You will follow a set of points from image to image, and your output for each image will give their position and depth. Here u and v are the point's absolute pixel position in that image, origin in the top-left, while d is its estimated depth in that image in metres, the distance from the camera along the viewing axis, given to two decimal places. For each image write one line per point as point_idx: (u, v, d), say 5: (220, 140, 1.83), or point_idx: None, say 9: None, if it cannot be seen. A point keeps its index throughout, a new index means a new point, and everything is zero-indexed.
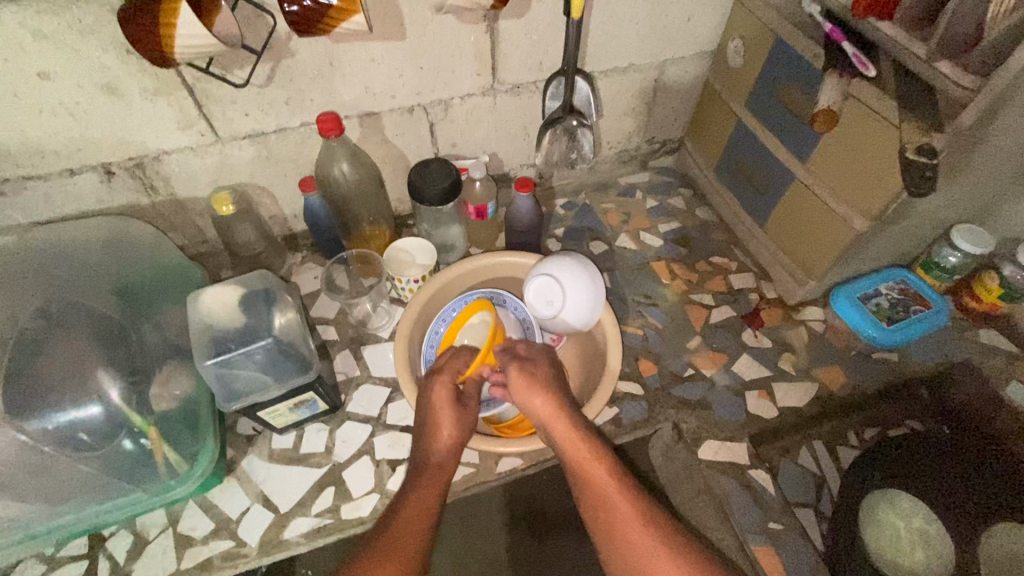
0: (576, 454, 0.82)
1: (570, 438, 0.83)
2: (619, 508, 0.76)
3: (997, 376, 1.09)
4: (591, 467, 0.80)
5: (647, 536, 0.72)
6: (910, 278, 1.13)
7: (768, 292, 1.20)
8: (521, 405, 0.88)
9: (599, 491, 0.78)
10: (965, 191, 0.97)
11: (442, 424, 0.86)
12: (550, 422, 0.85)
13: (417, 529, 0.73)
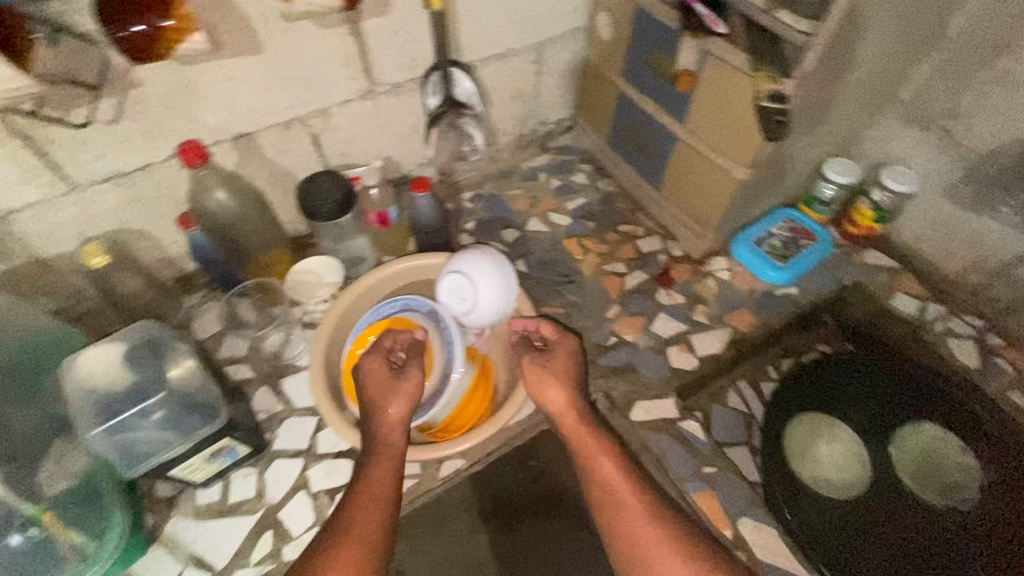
0: (590, 447, 0.83)
1: (580, 430, 0.86)
2: (625, 503, 0.76)
3: (884, 291, 1.19)
4: (597, 459, 0.81)
5: (649, 522, 0.74)
6: (796, 216, 1.21)
7: (675, 251, 1.25)
8: (533, 395, 0.90)
9: (609, 482, 0.79)
10: (826, 127, 1.06)
11: (395, 407, 0.84)
12: (561, 412, 0.88)
13: (374, 518, 0.72)
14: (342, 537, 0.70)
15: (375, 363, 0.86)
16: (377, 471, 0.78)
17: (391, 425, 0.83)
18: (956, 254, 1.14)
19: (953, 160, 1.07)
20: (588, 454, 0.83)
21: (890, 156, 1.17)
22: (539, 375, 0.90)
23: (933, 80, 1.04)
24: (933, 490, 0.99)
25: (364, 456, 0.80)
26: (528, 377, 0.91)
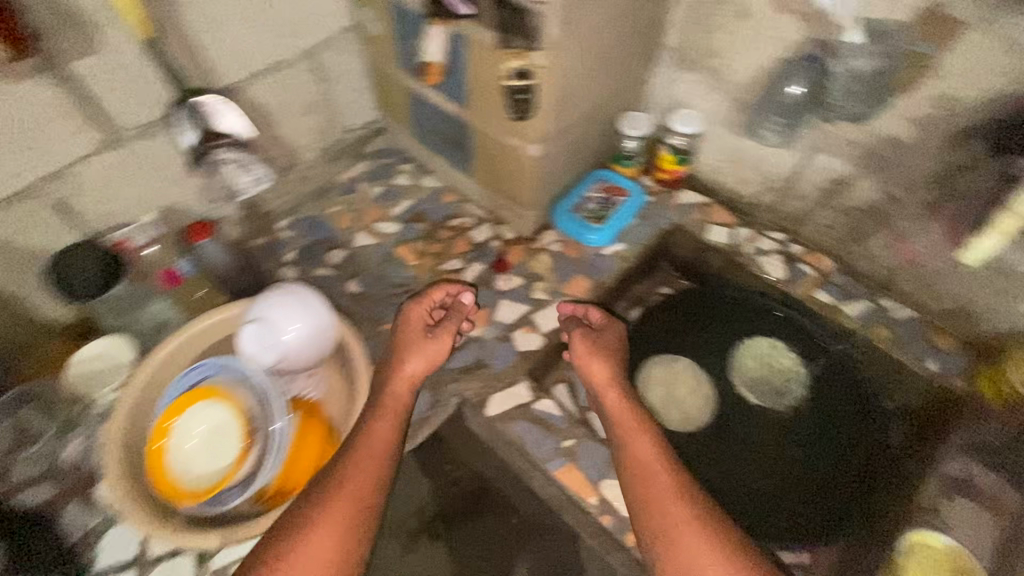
0: (629, 424, 0.86)
1: (625, 409, 0.88)
2: (655, 476, 0.79)
3: (700, 227, 1.26)
4: (637, 435, 0.84)
5: (676, 499, 0.76)
6: (607, 176, 1.28)
7: (507, 235, 1.26)
8: (576, 359, 0.96)
9: (640, 457, 0.82)
10: (605, 87, 1.09)
11: (407, 369, 0.89)
12: (609, 391, 0.91)
13: (365, 483, 0.76)
14: (330, 495, 0.74)
15: (414, 312, 0.97)
16: (367, 438, 0.81)
17: (398, 396, 0.87)
18: (749, 179, 1.23)
19: (722, 94, 1.14)
20: (633, 429, 0.85)
21: (675, 100, 1.22)
22: (604, 351, 0.96)
23: (687, 23, 1.10)
24: (765, 395, 1.12)
25: (365, 413, 0.85)
26: (574, 350, 0.96)
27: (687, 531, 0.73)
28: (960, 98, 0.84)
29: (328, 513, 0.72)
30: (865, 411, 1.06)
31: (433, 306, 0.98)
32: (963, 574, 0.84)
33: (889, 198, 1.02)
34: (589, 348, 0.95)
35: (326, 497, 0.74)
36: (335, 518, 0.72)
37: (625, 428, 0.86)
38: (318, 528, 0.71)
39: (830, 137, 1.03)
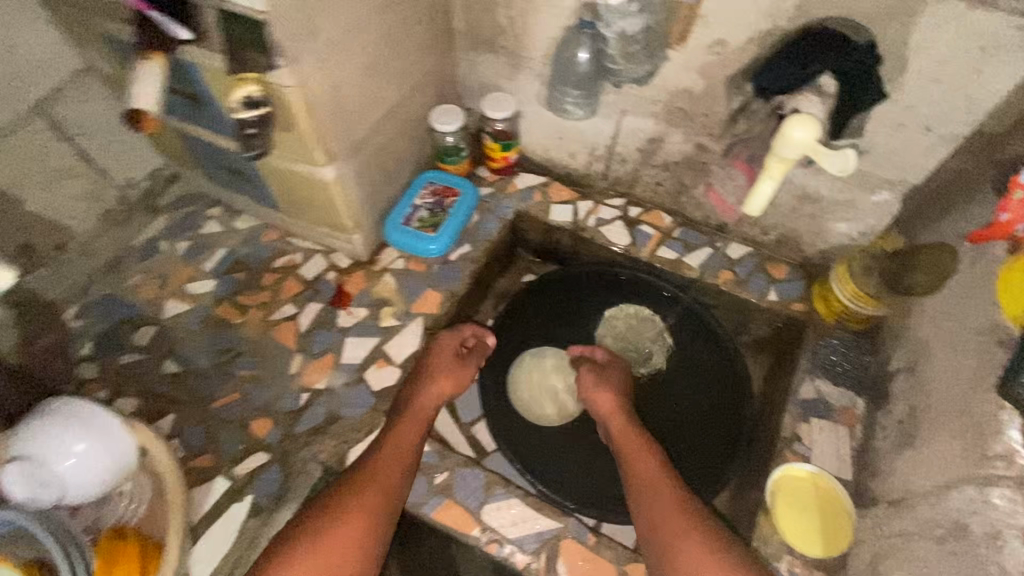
0: (635, 446, 0.89)
1: (630, 435, 0.91)
2: (660, 487, 0.81)
3: (542, 208, 1.22)
4: (640, 451, 0.87)
5: (678, 503, 0.79)
6: (435, 177, 1.19)
7: (342, 264, 1.14)
8: (586, 395, 0.99)
9: (642, 473, 0.84)
10: (399, 86, 1.00)
11: (424, 394, 0.92)
12: (619, 419, 0.94)
13: (382, 496, 0.79)
14: (341, 505, 0.78)
15: (438, 351, 0.97)
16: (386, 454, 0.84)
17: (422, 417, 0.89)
18: (577, 151, 1.21)
19: (526, 70, 1.10)
20: (641, 451, 0.87)
21: (487, 82, 1.17)
22: (609, 381, 0.99)
23: (470, 3, 1.04)
24: (632, 364, 1.15)
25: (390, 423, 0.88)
26: (583, 385, 1.00)
27: (689, 535, 0.75)
28: (728, 41, 0.85)
29: (343, 523, 0.76)
30: (725, 355, 1.10)
31: (464, 338, 1.01)
32: (826, 498, 0.85)
33: (698, 148, 1.04)
34: (597, 380, 0.99)
35: (339, 507, 0.77)
36: (353, 529, 0.76)
37: (630, 449, 0.88)
38: (332, 533, 0.75)
39: (632, 96, 1.02)
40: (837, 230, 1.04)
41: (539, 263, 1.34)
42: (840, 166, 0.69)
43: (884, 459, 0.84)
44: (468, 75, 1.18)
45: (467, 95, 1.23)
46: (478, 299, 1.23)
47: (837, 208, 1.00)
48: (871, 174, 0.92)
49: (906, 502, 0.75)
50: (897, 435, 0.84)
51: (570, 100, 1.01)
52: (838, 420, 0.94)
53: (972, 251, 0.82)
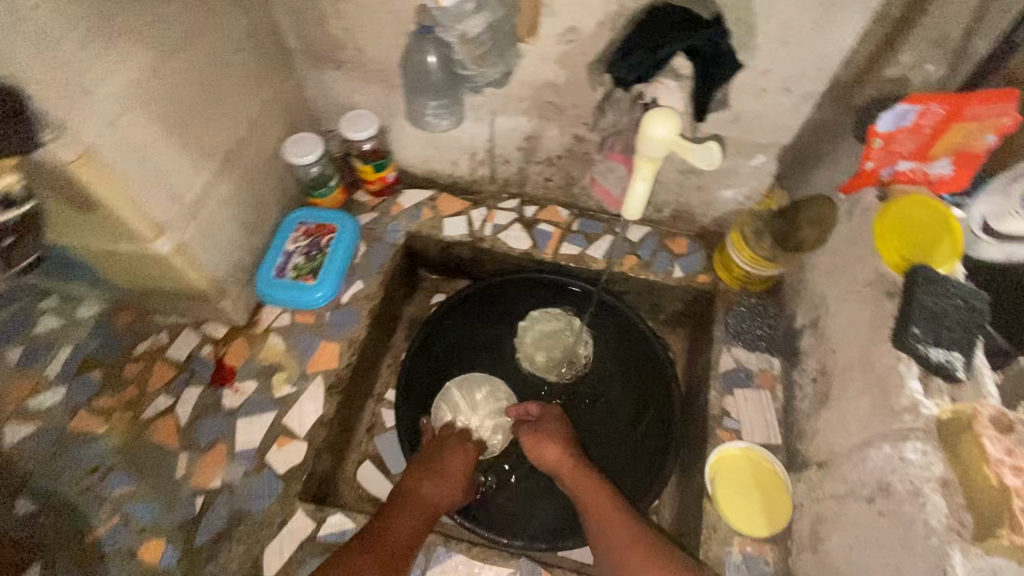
0: (587, 490, 0.84)
1: (583, 480, 0.86)
2: (621, 531, 0.76)
3: (433, 225, 1.13)
4: (597, 497, 0.82)
5: (642, 543, 0.74)
6: (305, 216, 1.07)
7: (217, 334, 1.00)
8: (532, 453, 0.92)
9: (604, 522, 0.79)
10: (232, 127, 0.87)
11: (431, 492, 0.84)
12: (569, 464, 0.89)
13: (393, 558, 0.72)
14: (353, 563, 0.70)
15: (459, 448, 0.92)
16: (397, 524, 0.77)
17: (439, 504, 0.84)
18: (456, 158, 1.12)
19: (379, 83, 0.99)
20: (595, 496, 0.82)
21: (342, 101, 1.06)
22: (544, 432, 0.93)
23: (297, 18, 0.92)
24: (554, 369, 1.11)
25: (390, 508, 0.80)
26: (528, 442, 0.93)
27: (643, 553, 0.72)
28: (579, 27, 0.79)
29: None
30: (647, 343, 1.08)
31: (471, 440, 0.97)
32: (759, 474, 0.85)
33: (577, 140, 0.99)
34: (535, 436, 0.92)
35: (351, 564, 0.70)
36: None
37: (584, 493, 0.84)
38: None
39: (497, 96, 0.95)
40: (725, 198, 1.04)
41: (446, 280, 1.25)
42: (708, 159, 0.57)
43: (806, 421, 0.85)
44: (318, 95, 1.06)
45: (324, 117, 1.10)
46: (385, 336, 1.13)
47: (721, 177, 0.99)
48: (744, 140, 0.92)
49: (833, 463, 0.76)
50: (814, 395, 0.85)
51: (431, 112, 0.93)
52: (760, 385, 0.95)
53: (848, 202, 0.86)
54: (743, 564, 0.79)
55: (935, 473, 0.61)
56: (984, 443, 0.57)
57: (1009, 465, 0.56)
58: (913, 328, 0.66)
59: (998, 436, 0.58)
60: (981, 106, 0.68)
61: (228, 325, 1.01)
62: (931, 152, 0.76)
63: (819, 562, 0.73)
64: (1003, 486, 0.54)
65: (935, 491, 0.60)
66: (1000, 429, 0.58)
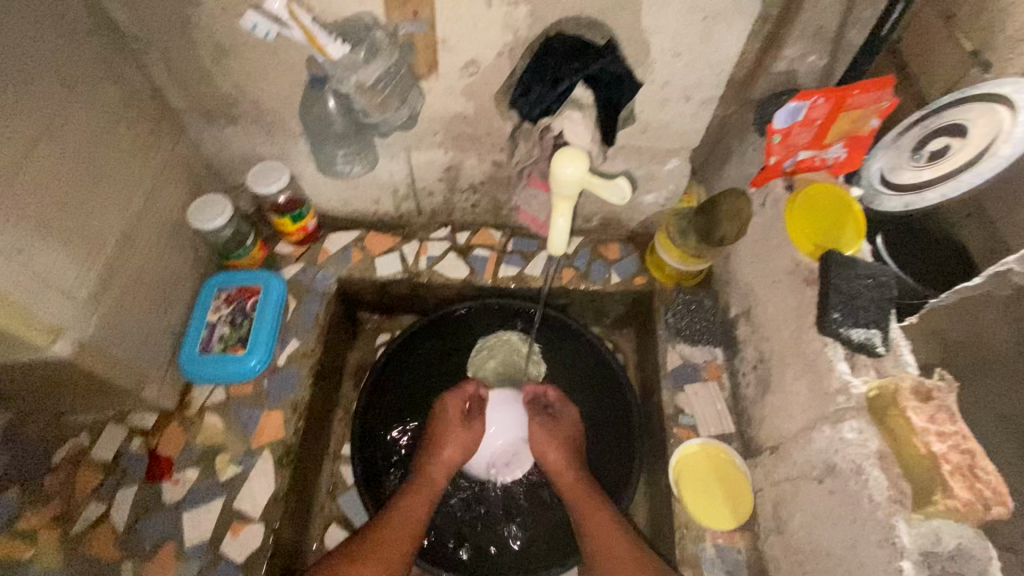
0: (586, 505, 0.86)
1: (584, 495, 0.88)
2: (616, 549, 0.80)
3: (365, 267, 1.09)
4: (593, 511, 0.85)
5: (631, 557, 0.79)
6: (225, 281, 1.01)
7: (145, 423, 0.92)
8: (534, 451, 0.94)
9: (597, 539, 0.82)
10: (124, 205, 0.80)
11: (433, 463, 0.91)
12: (570, 475, 0.91)
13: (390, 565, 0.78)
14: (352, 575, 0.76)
15: (456, 422, 0.95)
16: (393, 527, 0.83)
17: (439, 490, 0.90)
18: (377, 198, 1.09)
19: (282, 133, 0.95)
20: (591, 512, 0.85)
21: (245, 155, 1.00)
22: (554, 436, 0.94)
23: (179, 78, 0.85)
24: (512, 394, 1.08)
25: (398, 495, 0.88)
26: (537, 440, 0.94)
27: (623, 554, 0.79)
28: (479, 60, 0.79)
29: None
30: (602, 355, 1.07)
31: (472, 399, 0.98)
32: (719, 467, 0.88)
33: (496, 165, 0.99)
34: (546, 433, 0.94)
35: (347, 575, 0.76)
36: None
37: (584, 508, 0.86)
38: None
39: (409, 133, 0.93)
40: (647, 201, 1.06)
41: (388, 318, 1.21)
42: (618, 194, 0.59)
43: (753, 407, 0.89)
44: (218, 152, 0.99)
45: (228, 172, 1.04)
46: (333, 389, 1.08)
47: (641, 183, 1.02)
48: (656, 147, 0.94)
49: (783, 448, 0.80)
50: (757, 382, 0.89)
51: (340, 159, 0.89)
52: (707, 378, 0.98)
53: (759, 194, 0.91)
54: (718, 558, 0.83)
55: (872, 448, 0.65)
56: (910, 416, 0.61)
57: (934, 432, 0.60)
58: (833, 313, 0.70)
59: (920, 406, 0.61)
60: (862, 95, 0.74)
61: (157, 412, 0.93)
62: (825, 139, 0.81)
63: (784, 543, 0.77)
64: (930, 453, 0.59)
65: (874, 466, 0.64)
66: (920, 398, 0.62)
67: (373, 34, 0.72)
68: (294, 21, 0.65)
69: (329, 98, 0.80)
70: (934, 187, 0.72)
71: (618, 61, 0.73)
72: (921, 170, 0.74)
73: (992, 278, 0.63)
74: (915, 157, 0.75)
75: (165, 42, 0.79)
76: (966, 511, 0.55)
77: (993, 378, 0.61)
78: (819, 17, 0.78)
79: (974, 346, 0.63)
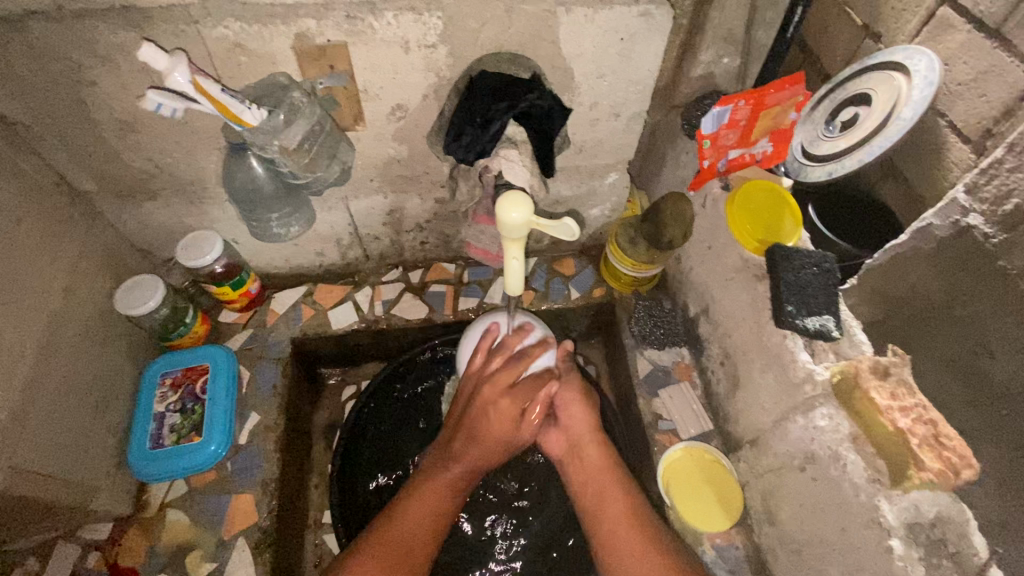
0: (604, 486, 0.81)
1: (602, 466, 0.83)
2: (618, 525, 0.76)
3: (319, 323, 1.05)
4: (608, 492, 0.80)
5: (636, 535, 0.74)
6: (168, 365, 0.94)
7: (100, 534, 0.85)
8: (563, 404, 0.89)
9: (612, 515, 0.77)
10: (40, 307, 0.74)
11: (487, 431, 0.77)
12: (589, 446, 0.86)
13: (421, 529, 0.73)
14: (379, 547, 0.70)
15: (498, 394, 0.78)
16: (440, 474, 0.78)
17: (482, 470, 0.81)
18: (320, 250, 1.04)
19: (207, 200, 0.89)
20: (603, 485, 0.81)
21: (171, 229, 0.94)
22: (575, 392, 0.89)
23: (83, 161, 0.79)
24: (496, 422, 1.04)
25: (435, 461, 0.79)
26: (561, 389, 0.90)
27: (625, 544, 0.74)
28: (406, 104, 0.78)
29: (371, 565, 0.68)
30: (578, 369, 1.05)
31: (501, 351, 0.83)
32: (707, 468, 0.90)
33: (440, 202, 0.98)
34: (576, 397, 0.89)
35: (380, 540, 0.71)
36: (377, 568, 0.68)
37: (595, 482, 0.82)
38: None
39: (345, 184, 0.90)
40: (594, 215, 1.07)
41: (351, 369, 1.16)
42: (568, 231, 0.63)
43: (726, 402, 0.91)
44: (139, 230, 0.93)
45: (154, 248, 0.97)
46: (302, 456, 1.02)
47: (585, 199, 1.02)
48: (594, 164, 0.95)
49: (762, 439, 0.82)
50: (726, 377, 0.91)
51: (275, 223, 0.86)
52: (679, 379, 1.00)
53: (699, 196, 0.93)
54: (719, 558, 0.84)
55: (844, 432, 0.68)
56: (874, 397, 0.63)
57: (897, 409, 0.63)
58: (788, 307, 0.72)
59: (880, 385, 0.64)
60: (777, 93, 0.79)
61: (111, 519, 0.86)
62: (751, 137, 0.85)
63: (778, 533, 0.79)
64: (899, 430, 0.61)
65: (850, 449, 0.67)
66: (880, 375, 0.65)
67: (290, 94, 0.70)
68: (201, 94, 0.61)
69: (253, 163, 0.76)
70: (849, 155, 0.73)
71: (545, 91, 0.74)
72: (837, 141, 0.75)
73: (916, 233, 0.66)
74: (830, 128, 0.77)
75: (63, 126, 0.73)
76: (938, 481, 0.58)
77: (931, 328, 0.66)
78: (727, 22, 0.81)
79: (910, 301, 0.68)
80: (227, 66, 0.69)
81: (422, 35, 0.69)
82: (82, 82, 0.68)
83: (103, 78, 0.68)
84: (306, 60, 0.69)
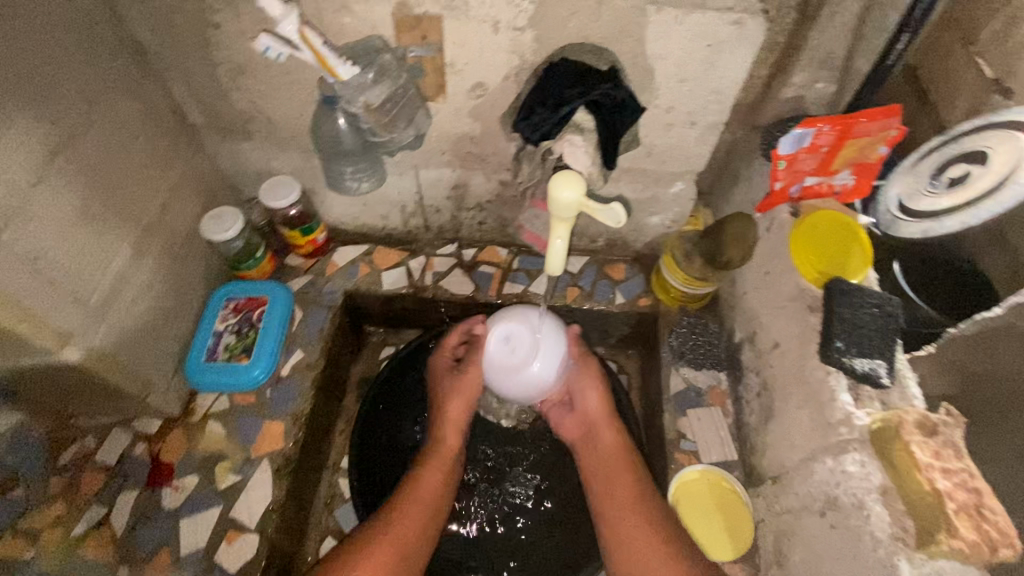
0: (616, 474, 0.84)
1: (612, 457, 0.86)
2: (628, 516, 0.78)
3: (372, 280, 1.10)
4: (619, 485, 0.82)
5: (644, 525, 0.77)
6: (234, 291, 1.02)
7: (150, 427, 0.94)
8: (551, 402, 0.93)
9: (623, 506, 0.79)
10: (139, 213, 0.83)
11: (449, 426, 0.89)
12: (605, 434, 0.88)
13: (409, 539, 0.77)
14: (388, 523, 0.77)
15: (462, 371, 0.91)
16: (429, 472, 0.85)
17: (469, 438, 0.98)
18: (386, 214, 1.10)
19: (295, 148, 0.97)
20: (614, 472, 0.84)
21: (258, 170, 1.02)
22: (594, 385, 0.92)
23: (197, 95, 0.89)
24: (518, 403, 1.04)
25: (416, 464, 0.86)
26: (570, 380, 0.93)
27: (635, 523, 0.77)
28: (486, 82, 0.81)
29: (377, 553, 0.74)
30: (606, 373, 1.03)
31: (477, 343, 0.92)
32: (722, 497, 0.87)
33: (503, 184, 1.00)
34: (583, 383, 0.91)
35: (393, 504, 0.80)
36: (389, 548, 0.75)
37: (605, 466, 0.85)
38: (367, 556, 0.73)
39: (417, 150, 0.94)
40: (653, 223, 1.06)
41: (393, 332, 1.21)
42: (614, 218, 0.63)
43: (756, 434, 0.88)
44: (233, 166, 1.02)
45: (241, 185, 1.06)
46: (334, 401, 1.08)
47: (647, 205, 1.02)
48: (662, 170, 0.95)
49: (785, 478, 0.79)
50: (760, 408, 0.87)
51: (349, 176, 0.93)
52: (710, 403, 0.97)
53: (765, 219, 0.91)
54: None
55: (874, 482, 0.64)
56: (914, 451, 0.59)
57: (938, 469, 0.58)
58: (837, 342, 0.70)
59: (924, 441, 0.60)
60: (867, 122, 0.74)
61: (161, 417, 0.95)
62: (832, 166, 0.81)
63: None
64: (935, 492, 0.57)
65: (876, 501, 0.63)
66: (925, 433, 0.61)
67: (382, 56, 0.76)
68: (305, 43, 0.67)
69: (338, 119, 0.83)
70: (953, 214, 0.68)
71: (621, 86, 0.74)
72: (941, 197, 0.70)
73: (1014, 309, 0.59)
74: (934, 183, 0.71)
75: (186, 60, 0.83)
76: (969, 553, 0.53)
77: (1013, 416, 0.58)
78: (827, 46, 0.79)
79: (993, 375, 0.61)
80: (333, 24, 0.75)
81: (513, 17, 0.72)
82: (210, 23, 0.77)
83: (227, 22, 0.76)
84: (402, 28, 0.74)
